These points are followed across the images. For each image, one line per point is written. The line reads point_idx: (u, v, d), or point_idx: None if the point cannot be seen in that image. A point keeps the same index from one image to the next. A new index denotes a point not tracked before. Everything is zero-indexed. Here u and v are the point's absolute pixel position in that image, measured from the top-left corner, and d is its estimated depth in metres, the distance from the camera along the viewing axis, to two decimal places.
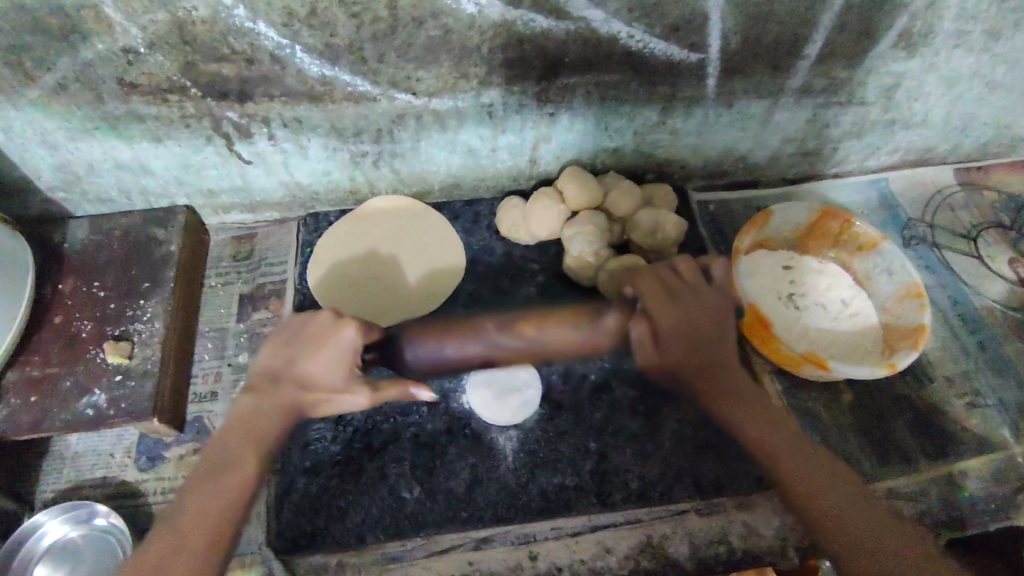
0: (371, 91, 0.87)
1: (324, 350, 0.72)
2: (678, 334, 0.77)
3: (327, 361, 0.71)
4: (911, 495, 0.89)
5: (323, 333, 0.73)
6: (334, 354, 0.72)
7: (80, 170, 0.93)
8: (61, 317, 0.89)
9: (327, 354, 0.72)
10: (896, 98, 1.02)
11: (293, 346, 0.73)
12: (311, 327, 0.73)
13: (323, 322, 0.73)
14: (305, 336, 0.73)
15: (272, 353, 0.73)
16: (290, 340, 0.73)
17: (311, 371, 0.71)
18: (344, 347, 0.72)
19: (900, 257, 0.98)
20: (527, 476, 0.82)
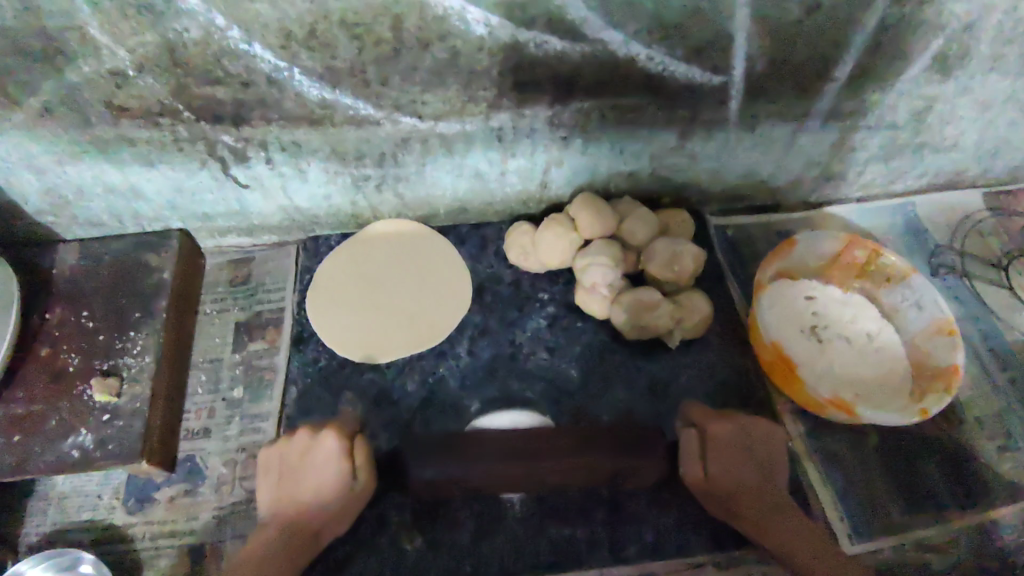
0: (374, 114, 0.82)
1: (313, 470, 0.75)
2: (723, 450, 0.78)
3: (322, 473, 0.75)
4: (944, 547, 0.83)
5: (307, 455, 0.76)
6: (324, 461, 0.75)
7: (70, 194, 0.89)
8: (48, 350, 0.85)
9: (318, 465, 0.75)
10: (928, 121, 0.97)
11: (282, 473, 0.76)
12: (293, 454, 0.77)
13: (303, 442, 0.77)
14: (290, 465, 0.76)
15: (267, 492, 0.76)
16: (285, 473, 0.76)
17: (310, 489, 0.74)
18: (327, 457, 0.75)
19: (931, 291, 0.93)
20: (535, 526, 0.79)
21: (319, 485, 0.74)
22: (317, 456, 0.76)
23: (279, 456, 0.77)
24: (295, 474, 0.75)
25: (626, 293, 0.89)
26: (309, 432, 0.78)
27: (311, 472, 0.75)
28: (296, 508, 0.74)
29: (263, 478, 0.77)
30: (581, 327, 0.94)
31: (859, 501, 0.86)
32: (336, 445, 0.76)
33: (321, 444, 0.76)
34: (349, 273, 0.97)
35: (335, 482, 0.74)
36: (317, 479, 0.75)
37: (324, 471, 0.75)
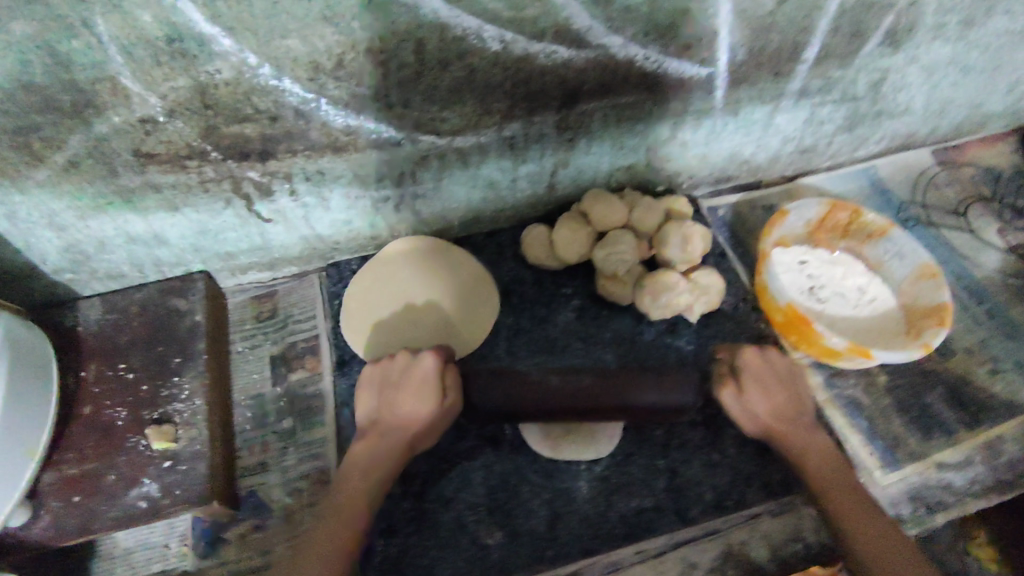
0: (395, 135, 0.85)
1: (414, 385, 0.79)
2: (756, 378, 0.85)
3: (414, 397, 0.79)
4: (961, 466, 0.92)
5: (405, 374, 0.81)
6: (419, 384, 0.80)
7: (90, 249, 0.88)
8: (91, 407, 0.84)
9: (414, 387, 0.79)
10: (883, 90, 1.08)
11: (392, 380, 0.82)
12: (394, 370, 0.83)
13: (402, 362, 0.83)
14: (395, 375, 0.82)
15: (370, 401, 0.82)
16: (384, 384, 0.82)
17: (408, 403, 0.78)
18: (425, 377, 0.80)
19: (909, 241, 1.03)
20: (605, 504, 0.83)
21: (419, 393, 0.79)
22: (415, 377, 0.80)
23: (385, 369, 0.83)
24: (399, 398, 0.80)
25: (646, 278, 0.95)
26: (409, 355, 0.83)
27: (408, 377, 0.81)
28: (395, 410, 0.79)
29: (365, 392, 0.83)
30: (608, 314, 0.99)
31: (883, 437, 0.94)
32: (435, 366, 0.81)
33: (417, 365, 0.81)
34: (382, 293, 0.98)
35: (430, 403, 0.78)
36: (416, 404, 0.78)
37: (424, 377, 0.80)
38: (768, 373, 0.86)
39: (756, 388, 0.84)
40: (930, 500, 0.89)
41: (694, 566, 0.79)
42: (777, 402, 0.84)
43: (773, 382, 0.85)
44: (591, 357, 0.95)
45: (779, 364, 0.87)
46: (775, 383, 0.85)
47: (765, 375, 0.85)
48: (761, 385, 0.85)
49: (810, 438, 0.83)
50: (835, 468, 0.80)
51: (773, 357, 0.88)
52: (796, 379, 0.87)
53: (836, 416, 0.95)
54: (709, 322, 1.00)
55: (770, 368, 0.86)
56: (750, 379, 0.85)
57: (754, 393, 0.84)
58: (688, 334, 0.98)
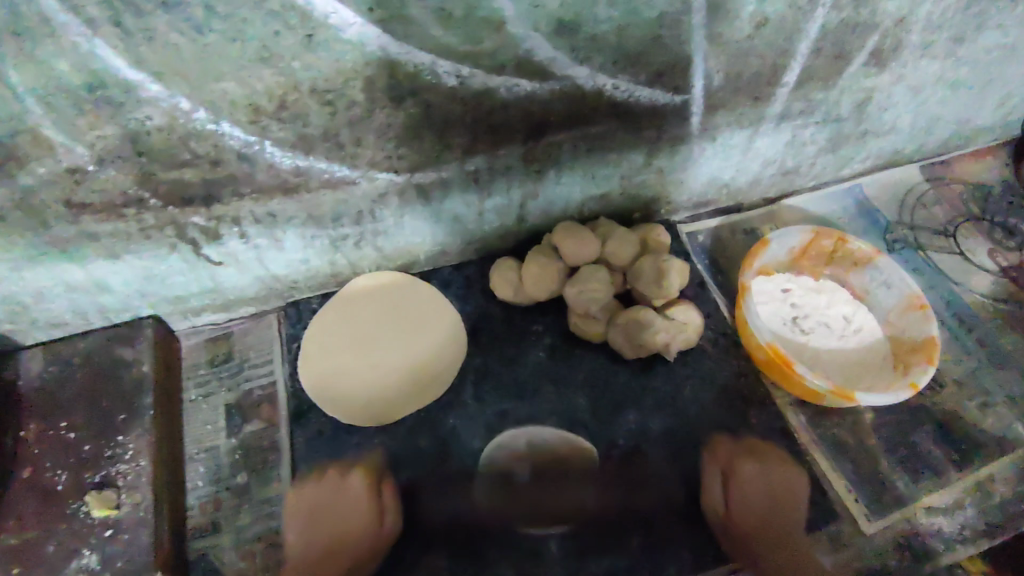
0: (349, 175, 0.80)
1: (341, 508, 0.80)
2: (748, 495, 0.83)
3: (347, 511, 0.80)
4: (949, 508, 0.89)
5: (341, 495, 0.81)
6: (352, 507, 0.80)
7: (28, 300, 0.83)
8: (30, 470, 0.79)
9: (345, 509, 0.80)
10: (868, 110, 1.03)
11: (325, 502, 0.81)
12: (324, 494, 0.81)
13: (334, 482, 0.82)
14: (323, 506, 0.81)
15: (299, 526, 0.80)
16: (311, 513, 0.80)
17: (345, 516, 0.80)
18: (356, 503, 0.81)
19: (896, 270, 0.99)
20: (577, 563, 0.79)
21: (354, 519, 0.79)
22: (343, 504, 0.81)
23: (311, 499, 0.81)
24: (332, 513, 0.80)
25: (620, 316, 0.91)
26: (337, 473, 0.83)
27: (342, 497, 0.81)
28: (333, 528, 0.79)
29: (293, 518, 0.80)
30: (580, 353, 0.95)
31: (869, 480, 0.90)
32: (365, 482, 0.82)
33: (349, 486, 0.82)
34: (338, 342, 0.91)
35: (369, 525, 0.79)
36: (349, 520, 0.79)
37: (359, 503, 0.80)
38: (762, 486, 0.84)
39: (739, 510, 0.82)
40: (917, 548, 0.86)
41: None
42: (762, 509, 0.82)
43: (760, 495, 0.83)
44: (563, 401, 0.91)
45: (760, 466, 0.85)
46: (757, 489, 0.83)
47: (750, 482, 0.83)
48: (740, 514, 0.82)
49: (783, 519, 0.82)
50: (802, 553, 0.80)
51: (769, 468, 0.85)
52: (783, 471, 0.85)
53: (821, 460, 0.91)
54: (686, 360, 0.96)
55: (762, 478, 0.84)
56: (734, 489, 0.83)
57: (738, 510, 0.82)
58: (664, 373, 0.94)
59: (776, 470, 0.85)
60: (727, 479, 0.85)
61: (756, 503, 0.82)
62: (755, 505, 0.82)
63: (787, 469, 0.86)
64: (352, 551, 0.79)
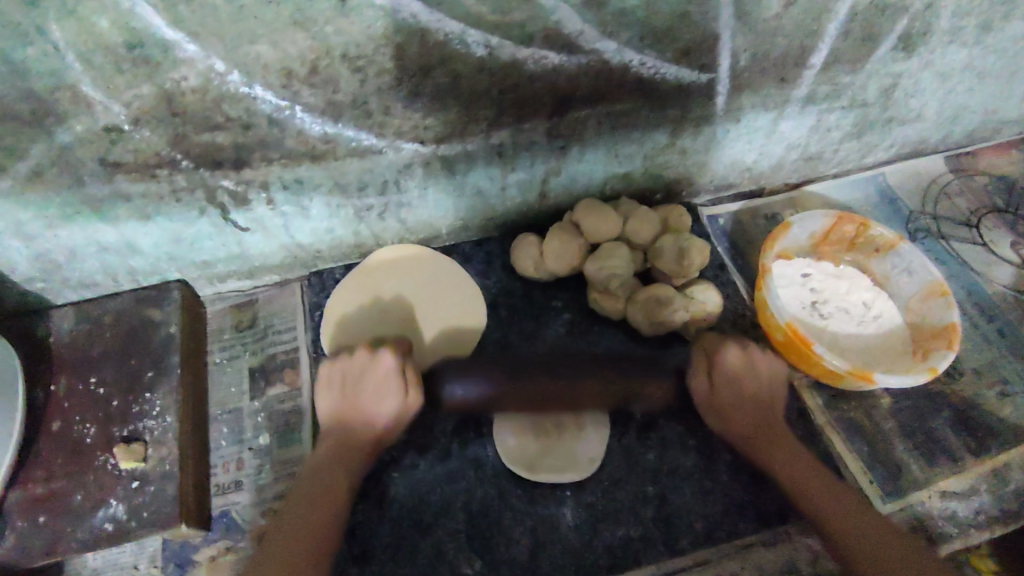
0: (376, 143, 0.81)
1: (374, 387, 0.79)
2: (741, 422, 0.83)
3: (376, 390, 0.79)
4: (964, 494, 0.88)
5: (365, 375, 0.80)
6: (383, 382, 0.79)
7: (61, 258, 0.85)
8: (61, 422, 0.81)
9: (375, 387, 0.79)
10: (895, 96, 1.02)
11: (359, 383, 0.80)
12: (354, 367, 0.81)
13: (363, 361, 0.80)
14: (354, 377, 0.80)
15: (328, 402, 0.80)
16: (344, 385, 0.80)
17: (370, 406, 0.78)
18: (385, 373, 0.79)
19: (919, 256, 0.99)
20: (590, 533, 0.80)
21: (379, 404, 0.78)
22: (373, 374, 0.79)
23: (346, 368, 0.81)
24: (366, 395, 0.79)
25: (640, 293, 0.91)
26: (368, 353, 0.81)
27: (367, 377, 0.80)
28: (358, 411, 0.79)
29: (324, 391, 0.81)
30: (598, 330, 0.96)
31: (884, 463, 0.90)
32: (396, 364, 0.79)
33: (378, 363, 0.79)
34: (366, 331, 0.90)
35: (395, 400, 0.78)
36: (379, 402, 0.78)
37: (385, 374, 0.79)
38: (749, 381, 0.84)
39: (723, 388, 0.83)
40: (930, 531, 0.86)
41: None
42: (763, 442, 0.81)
43: (748, 381, 0.84)
44: None
45: (753, 386, 0.84)
46: (742, 391, 0.83)
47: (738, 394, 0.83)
48: (727, 405, 0.83)
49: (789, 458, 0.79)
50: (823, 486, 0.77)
51: (754, 358, 0.85)
52: (769, 379, 0.85)
53: (835, 441, 0.91)
54: (704, 340, 0.96)
55: (741, 362, 0.84)
56: (723, 389, 0.83)
57: (718, 395, 0.83)
58: (682, 352, 0.94)
59: (764, 368, 0.85)
60: (713, 371, 0.84)
61: (738, 409, 0.83)
62: (744, 416, 0.82)
63: (773, 371, 0.86)
64: (370, 512, 0.81)
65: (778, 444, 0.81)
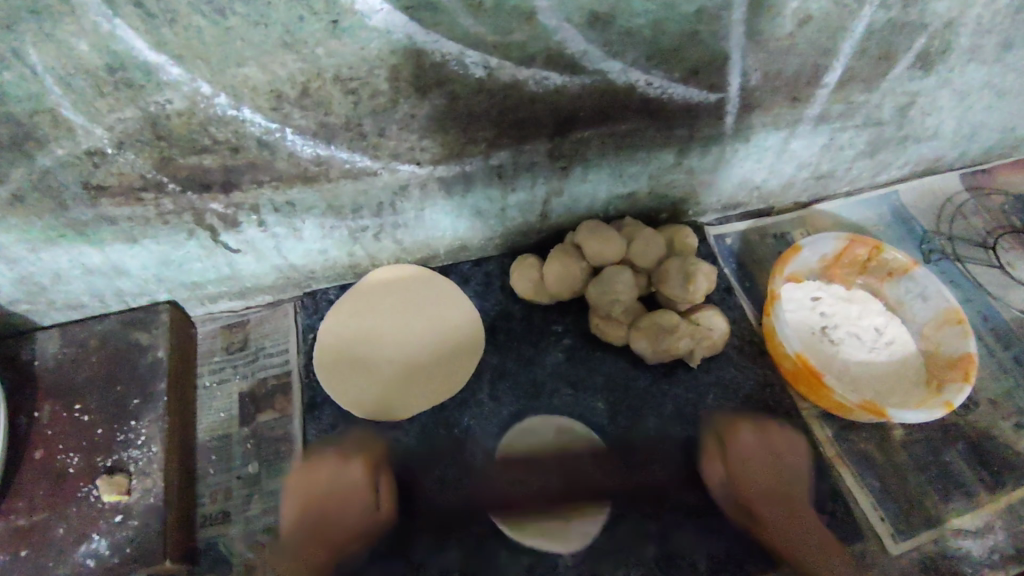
0: (370, 165, 0.78)
1: (338, 493, 0.76)
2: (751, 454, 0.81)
3: (342, 501, 0.75)
4: (978, 532, 0.85)
5: (334, 474, 0.77)
6: (351, 492, 0.76)
7: (45, 281, 0.83)
8: (44, 451, 0.79)
9: (342, 497, 0.76)
10: (911, 114, 0.98)
11: (323, 477, 0.77)
12: (324, 468, 0.77)
13: (334, 463, 0.78)
14: (322, 480, 0.77)
15: (292, 516, 0.75)
16: (308, 498, 0.75)
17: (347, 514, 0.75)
18: (354, 487, 0.77)
19: (934, 282, 0.95)
20: (588, 572, 0.77)
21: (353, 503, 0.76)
22: (342, 484, 0.76)
23: (318, 472, 0.77)
24: (332, 487, 0.76)
25: (643, 319, 0.88)
26: (339, 458, 0.79)
27: (336, 479, 0.77)
28: (327, 503, 0.75)
29: (291, 498, 0.76)
30: (600, 355, 0.93)
31: (896, 499, 0.87)
32: (367, 468, 0.78)
33: (348, 470, 0.78)
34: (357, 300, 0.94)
35: (366, 498, 0.76)
36: (349, 509, 0.75)
37: (359, 486, 0.77)
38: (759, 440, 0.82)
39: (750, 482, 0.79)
40: (943, 571, 0.83)
41: None
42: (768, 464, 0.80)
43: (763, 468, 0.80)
44: (580, 404, 0.89)
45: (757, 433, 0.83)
46: (762, 466, 0.80)
47: (754, 460, 0.80)
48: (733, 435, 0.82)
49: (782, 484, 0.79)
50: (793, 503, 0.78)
51: (770, 437, 0.82)
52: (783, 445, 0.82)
53: (846, 475, 0.88)
54: (710, 366, 0.93)
55: (764, 449, 0.81)
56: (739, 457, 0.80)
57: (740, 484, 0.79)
58: (687, 380, 0.91)
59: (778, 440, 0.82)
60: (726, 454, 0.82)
61: (753, 485, 0.78)
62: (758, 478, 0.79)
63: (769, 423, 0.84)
64: (359, 549, 0.78)
65: (792, 516, 0.77)
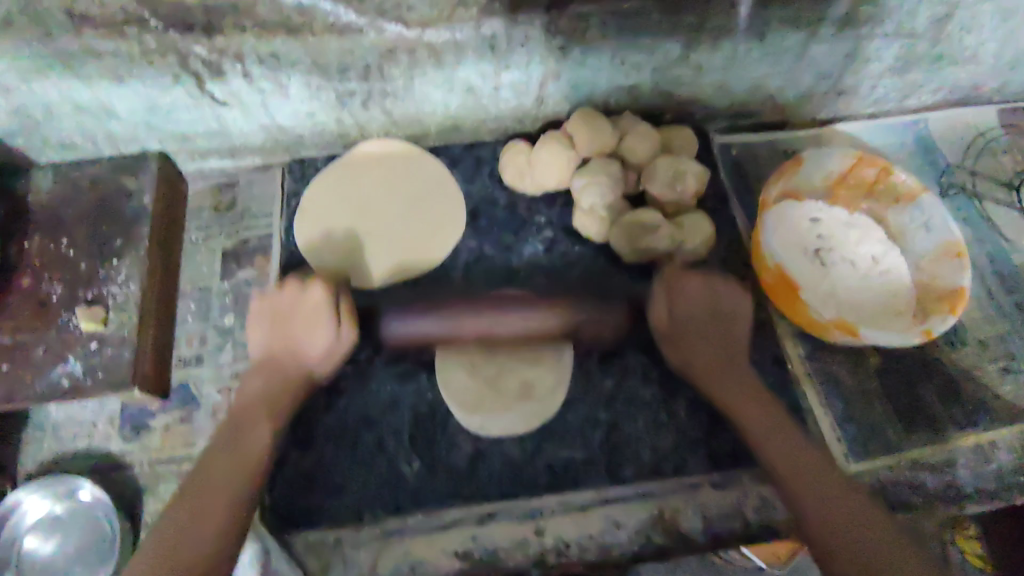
0: (356, 21, 0.76)
1: (303, 318, 0.76)
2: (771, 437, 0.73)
3: (302, 328, 0.76)
4: (936, 466, 0.84)
5: (297, 306, 0.77)
6: (313, 315, 0.76)
7: (37, 114, 0.84)
8: (30, 279, 0.82)
9: (305, 315, 0.76)
10: (948, 29, 0.90)
11: (283, 319, 0.77)
12: (285, 304, 0.77)
13: (291, 294, 0.77)
14: (282, 328, 0.77)
15: (260, 334, 0.77)
16: (274, 320, 0.77)
17: (303, 335, 0.76)
18: (315, 305, 0.76)
19: (939, 210, 0.90)
20: (534, 449, 0.79)
21: (311, 353, 0.75)
22: (306, 308, 0.76)
23: (276, 302, 0.77)
24: (291, 313, 0.76)
25: (625, 215, 0.86)
26: (298, 283, 0.78)
27: (300, 307, 0.76)
28: (285, 347, 0.76)
29: (256, 331, 0.77)
30: (579, 251, 0.91)
31: (857, 423, 0.86)
32: (324, 291, 0.76)
33: (306, 295, 0.77)
34: (356, 174, 0.94)
35: (323, 330, 0.75)
36: (308, 335, 0.75)
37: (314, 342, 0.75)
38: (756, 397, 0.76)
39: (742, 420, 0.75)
40: (890, 495, 0.83)
41: (619, 526, 0.77)
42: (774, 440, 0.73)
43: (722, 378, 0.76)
44: None
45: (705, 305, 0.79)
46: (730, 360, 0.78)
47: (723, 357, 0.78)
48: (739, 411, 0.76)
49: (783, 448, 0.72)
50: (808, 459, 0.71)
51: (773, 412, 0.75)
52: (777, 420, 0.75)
53: (810, 393, 0.87)
54: None
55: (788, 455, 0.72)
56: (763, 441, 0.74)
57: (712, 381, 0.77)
58: None
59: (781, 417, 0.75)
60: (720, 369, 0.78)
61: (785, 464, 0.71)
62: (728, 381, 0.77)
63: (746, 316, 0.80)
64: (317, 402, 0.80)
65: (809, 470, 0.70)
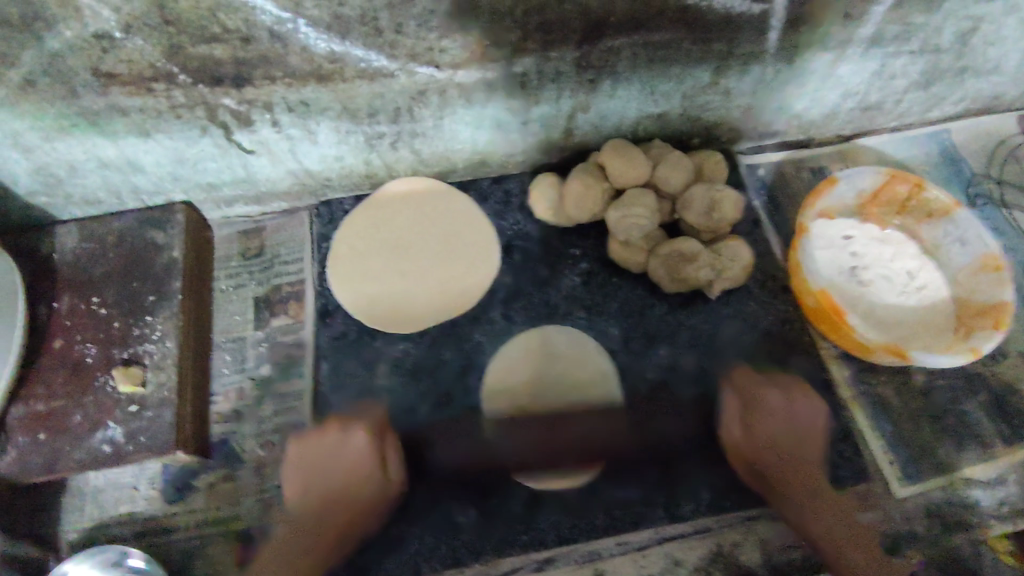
0: (387, 65, 0.75)
1: (346, 470, 0.75)
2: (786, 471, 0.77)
3: (346, 471, 0.75)
4: (989, 483, 0.84)
5: None
6: (358, 462, 0.75)
7: (61, 172, 0.82)
8: (62, 341, 0.80)
9: (348, 467, 0.75)
10: (973, 43, 0.90)
11: (324, 458, 0.76)
12: (328, 447, 0.76)
13: (335, 440, 0.76)
14: (326, 460, 0.76)
15: (296, 479, 0.76)
16: (313, 468, 0.76)
17: (338, 462, 0.76)
18: (358, 459, 0.75)
19: (975, 225, 0.90)
20: (589, 491, 0.78)
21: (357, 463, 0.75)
22: (349, 454, 0.76)
23: (314, 450, 0.76)
24: (335, 472, 0.75)
25: (664, 245, 0.85)
26: (340, 428, 0.77)
27: (343, 453, 0.76)
28: (329, 488, 0.75)
29: (292, 469, 0.76)
30: (617, 282, 0.90)
31: (908, 444, 0.85)
32: (368, 437, 0.76)
33: (350, 442, 0.76)
34: (388, 214, 0.94)
35: (367, 464, 0.75)
36: (356, 475, 0.75)
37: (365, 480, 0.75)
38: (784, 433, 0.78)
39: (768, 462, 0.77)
40: (947, 517, 0.82)
41: (678, 564, 0.76)
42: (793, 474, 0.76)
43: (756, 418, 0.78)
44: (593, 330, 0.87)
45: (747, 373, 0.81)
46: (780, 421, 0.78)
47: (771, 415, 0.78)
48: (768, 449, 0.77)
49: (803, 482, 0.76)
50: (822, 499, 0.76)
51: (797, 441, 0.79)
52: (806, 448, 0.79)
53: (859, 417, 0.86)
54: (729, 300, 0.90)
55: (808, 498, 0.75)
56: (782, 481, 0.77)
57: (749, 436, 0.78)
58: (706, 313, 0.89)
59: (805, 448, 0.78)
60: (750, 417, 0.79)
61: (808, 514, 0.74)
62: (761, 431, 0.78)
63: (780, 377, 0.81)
64: None
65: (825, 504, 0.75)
